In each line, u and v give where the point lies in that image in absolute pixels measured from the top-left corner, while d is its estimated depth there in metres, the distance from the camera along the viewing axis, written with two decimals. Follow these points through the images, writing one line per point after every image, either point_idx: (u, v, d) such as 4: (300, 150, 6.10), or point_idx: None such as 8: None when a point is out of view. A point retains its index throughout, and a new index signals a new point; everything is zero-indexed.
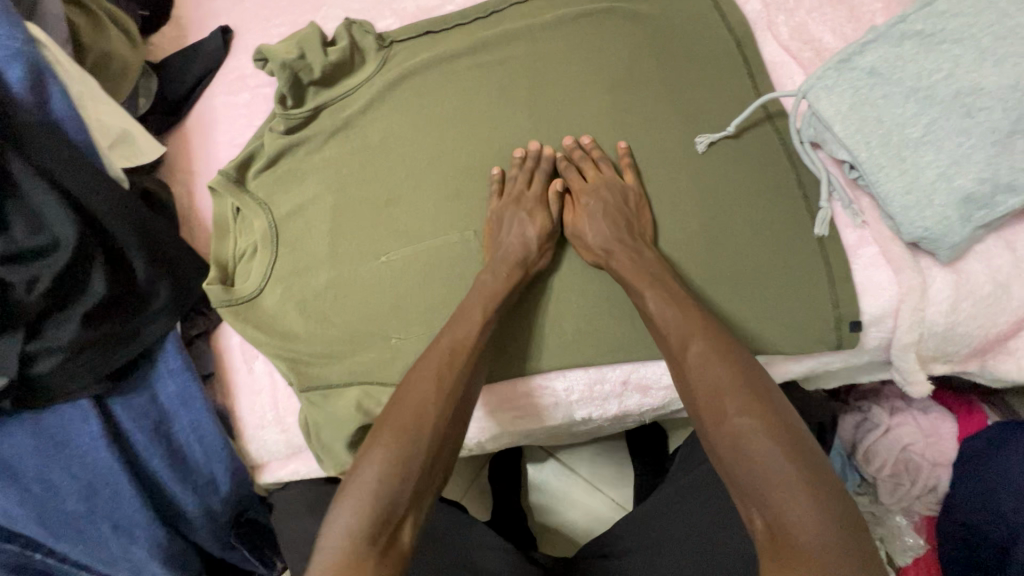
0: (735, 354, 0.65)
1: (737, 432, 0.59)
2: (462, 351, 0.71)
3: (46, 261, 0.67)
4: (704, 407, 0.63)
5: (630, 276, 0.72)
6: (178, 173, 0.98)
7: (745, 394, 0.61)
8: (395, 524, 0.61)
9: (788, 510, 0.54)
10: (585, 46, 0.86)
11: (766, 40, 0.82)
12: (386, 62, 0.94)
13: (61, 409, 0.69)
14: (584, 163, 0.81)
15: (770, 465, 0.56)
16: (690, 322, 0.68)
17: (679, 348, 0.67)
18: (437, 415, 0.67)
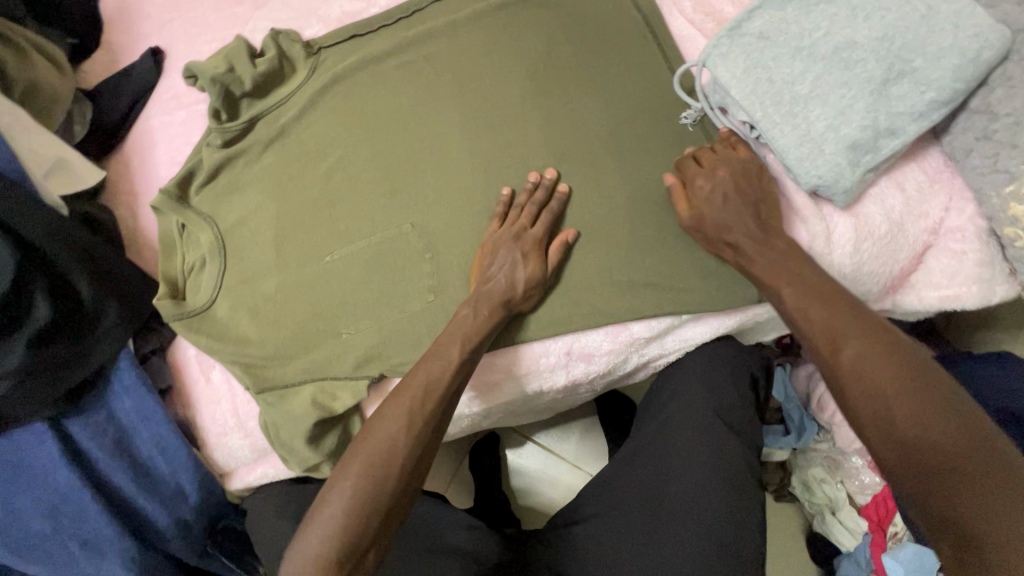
0: (889, 344, 0.59)
1: (913, 431, 0.54)
2: (432, 395, 0.71)
3: None
4: (868, 414, 0.57)
5: (765, 275, 0.68)
6: (120, 196, 0.99)
7: (909, 388, 0.56)
8: (358, 554, 0.65)
9: (980, 514, 0.48)
10: (505, 37, 0.90)
11: (672, 16, 0.86)
12: (316, 68, 0.96)
13: (18, 432, 0.72)
14: (520, 207, 0.80)
15: (971, 465, 0.51)
16: (844, 323, 0.62)
17: (830, 354, 0.61)
18: (405, 455, 0.68)
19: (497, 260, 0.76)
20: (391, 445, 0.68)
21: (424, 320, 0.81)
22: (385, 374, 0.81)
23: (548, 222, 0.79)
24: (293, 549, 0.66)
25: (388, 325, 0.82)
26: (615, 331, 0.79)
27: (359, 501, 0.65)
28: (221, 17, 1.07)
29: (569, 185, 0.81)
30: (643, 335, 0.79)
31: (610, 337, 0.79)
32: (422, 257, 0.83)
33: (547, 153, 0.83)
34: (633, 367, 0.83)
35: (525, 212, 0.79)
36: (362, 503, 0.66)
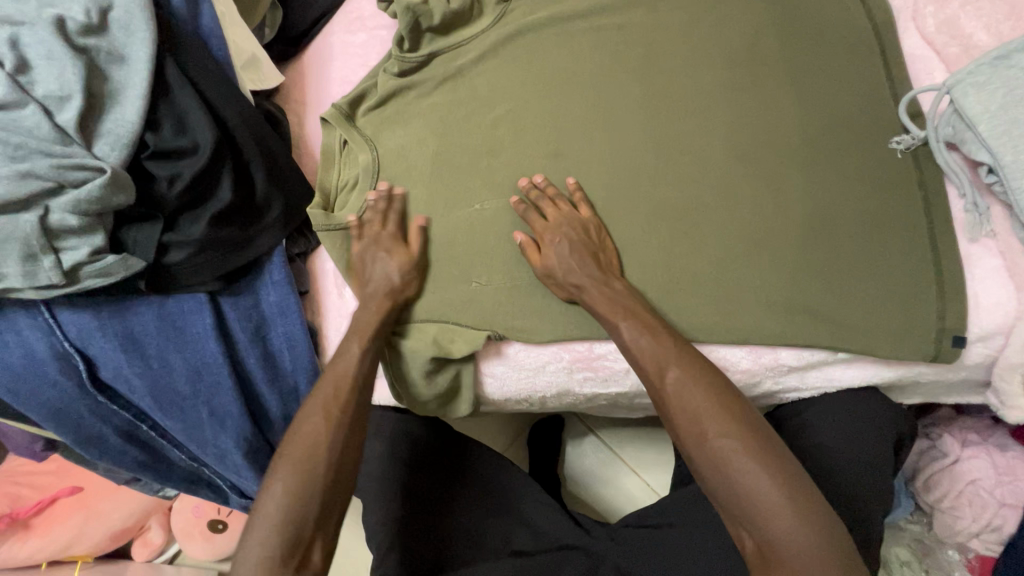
0: (711, 380, 0.69)
1: (721, 454, 0.64)
2: (343, 383, 0.76)
3: (186, 160, 0.72)
4: (686, 430, 0.67)
5: (604, 311, 0.73)
6: (291, 103, 1.03)
7: (726, 425, 0.66)
8: (304, 550, 0.68)
9: (790, 540, 0.59)
10: (709, 21, 0.85)
11: (909, 32, 0.77)
12: (503, 16, 0.95)
13: (181, 297, 0.75)
14: (543, 202, 0.82)
15: (749, 487, 0.62)
16: (664, 349, 0.70)
17: (656, 375, 0.70)
18: (327, 453, 0.72)
19: (554, 243, 0.78)
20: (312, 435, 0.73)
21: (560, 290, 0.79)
22: (507, 334, 0.80)
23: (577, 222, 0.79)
24: (241, 552, 0.68)
25: (524, 286, 0.81)
26: (757, 352, 0.74)
27: (284, 502, 0.69)
28: None
29: (746, 189, 0.76)
30: (789, 363, 0.73)
31: (751, 356, 0.74)
32: None
33: (727, 151, 0.78)
34: (760, 393, 0.79)
35: (377, 219, 0.86)
36: (301, 506, 0.69)
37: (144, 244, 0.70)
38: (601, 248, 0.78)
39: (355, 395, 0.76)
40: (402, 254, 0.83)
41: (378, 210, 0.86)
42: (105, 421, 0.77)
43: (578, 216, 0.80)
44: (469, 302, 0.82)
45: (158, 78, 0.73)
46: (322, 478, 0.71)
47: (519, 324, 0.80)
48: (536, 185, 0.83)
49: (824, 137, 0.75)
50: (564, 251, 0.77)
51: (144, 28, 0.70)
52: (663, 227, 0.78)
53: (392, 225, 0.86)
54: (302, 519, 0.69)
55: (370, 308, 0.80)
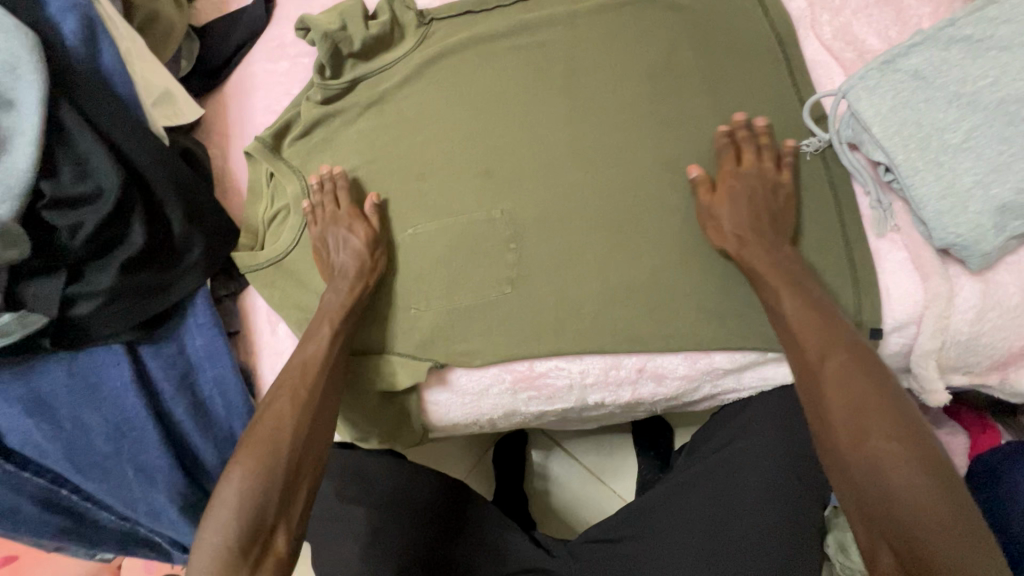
0: (875, 371, 0.62)
1: (873, 456, 0.56)
2: (311, 365, 0.75)
3: (89, 207, 0.68)
4: (841, 424, 0.59)
5: (764, 271, 0.69)
6: (214, 136, 1.00)
7: (898, 422, 0.58)
8: (266, 534, 0.67)
9: (950, 557, 0.51)
10: (624, 36, 0.87)
11: (808, 39, 0.80)
12: (425, 39, 0.95)
13: (95, 351, 0.71)
14: (744, 146, 0.75)
15: (901, 493, 0.54)
16: (833, 336, 0.64)
17: (817, 361, 0.63)
18: (292, 438, 0.70)
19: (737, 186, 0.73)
20: (290, 415, 0.72)
21: (496, 311, 0.79)
22: (449, 361, 0.79)
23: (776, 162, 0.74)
24: (196, 552, 0.66)
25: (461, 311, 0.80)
26: (693, 357, 0.75)
27: (251, 491, 0.66)
28: None
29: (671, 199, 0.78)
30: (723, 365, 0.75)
31: (687, 362, 0.76)
32: (507, 245, 0.80)
33: (651, 162, 0.80)
34: (701, 396, 0.80)
35: (330, 203, 0.86)
36: (257, 489, 0.67)
37: (45, 298, 0.65)
38: (784, 207, 0.72)
39: (323, 375, 0.75)
40: (359, 228, 0.82)
41: (325, 194, 0.86)
42: (19, 489, 0.72)
43: (765, 168, 0.73)
44: (407, 330, 0.81)
45: (53, 122, 0.69)
46: (289, 462, 0.69)
47: (459, 349, 0.79)
48: (372, 205, 0.85)
49: None
50: (741, 201, 0.72)
51: (33, 70, 0.66)
52: (594, 240, 0.78)
53: (345, 201, 0.85)
54: (268, 505, 0.67)
55: (342, 290, 0.78)
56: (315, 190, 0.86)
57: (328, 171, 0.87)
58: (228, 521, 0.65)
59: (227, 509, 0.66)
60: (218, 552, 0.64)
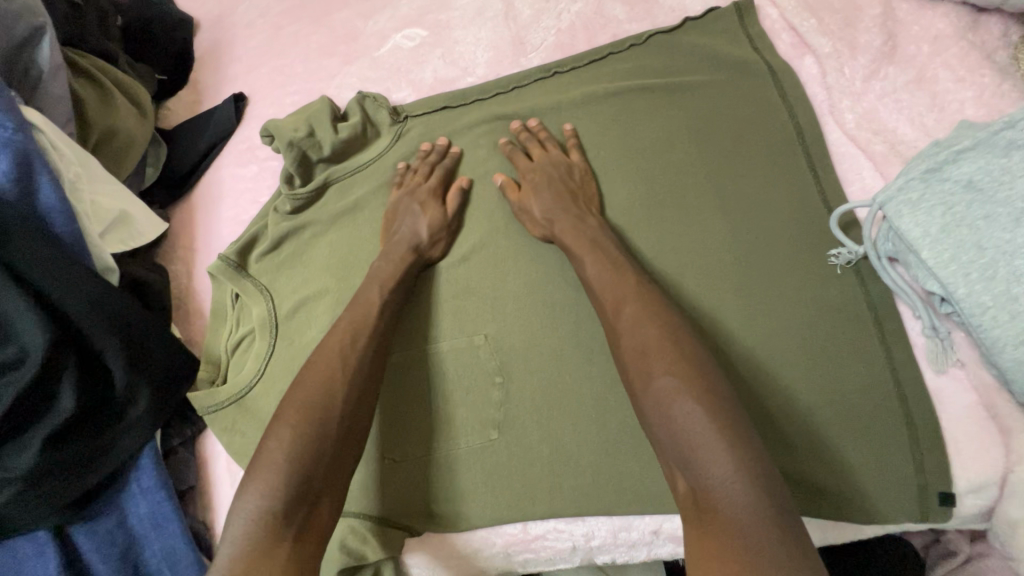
0: (666, 317, 0.57)
1: (659, 395, 0.51)
2: (361, 332, 0.67)
3: (8, 377, 0.60)
4: (634, 367, 0.55)
5: (571, 242, 0.68)
6: (178, 251, 0.93)
7: (671, 356, 0.53)
8: (309, 504, 0.56)
9: (711, 476, 0.46)
10: (616, 129, 0.78)
11: (829, 127, 0.70)
12: (399, 137, 0.87)
13: (17, 541, 0.62)
14: (530, 144, 0.78)
15: (680, 420, 0.49)
16: (627, 283, 0.61)
17: (611, 314, 0.60)
18: (345, 391, 0.62)
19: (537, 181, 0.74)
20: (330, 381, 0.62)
21: (482, 462, 0.67)
22: (426, 527, 0.67)
23: (442, 176, 0.80)
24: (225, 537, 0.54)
25: (443, 462, 0.68)
26: None
27: (300, 459, 0.56)
28: (310, 70, 1.01)
29: None
30: None
31: None
32: (492, 379, 0.70)
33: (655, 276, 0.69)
34: None
35: (419, 172, 0.81)
36: (309, 452, 0.57)
37: None
38: (584, 188, 0.74)
39: (375, 331, 0.67)
40: (434, 208, 0.76)
41: (423, 164, 0.81)
42: None
43: (555, 157, 0.76)
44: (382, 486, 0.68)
45: None
46: (339, 422, 0.60)
47: (440, 509, 0.67)
48: (438, 147, 0.82)
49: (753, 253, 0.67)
50: (541, 186, 0.73)
51: None
52: (592, 371, 0.67)
53: (437, 176, 0.79)
54: (317, 470, 0.57)
55: (391, 259, 0.73)
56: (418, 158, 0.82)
57: (438, 146, 0.82)
58: (275, 487, 0.55)
59: (269, 478, 0.56)
60: (245, 534, 0.53)
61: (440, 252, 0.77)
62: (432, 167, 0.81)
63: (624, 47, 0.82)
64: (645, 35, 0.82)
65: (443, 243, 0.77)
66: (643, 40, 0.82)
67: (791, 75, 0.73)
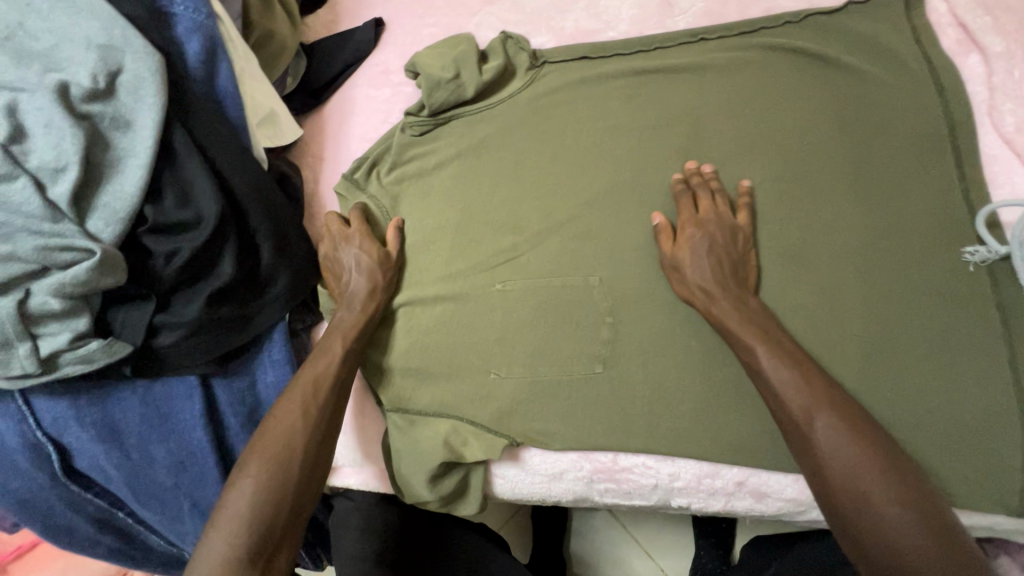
0: (865, 426, 0.59)
1: (874, 519, 0.54)
2: (320, 380, 0.71)
3: (185, 234, 0.67)
4: (839, 489, 0.56)
5: (735, 329, 0.65)
6: (307, 157, 0.99)
7: (884, 474, 0.56)
8: (270, 550, 0.63)
9: None
10: (759, 104, 0.79)
11: (984, 128, 0.70)
12: (534, 82, 0.89)
13: (170, 381, 0.69)
14: (701, 193, 0.73)
15: (895, 533, 0.53)
16: (813, 389, 0.60)
17: (804, 422, 0.59)
18: (302, 449, 0.67)
19: (689, 240, 0.70)
20: (304, 425, 0.68)
21: (582, 394, 0.71)
22: (523, 439, 0.72)
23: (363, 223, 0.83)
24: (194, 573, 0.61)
25: (545, 386, 0.73)
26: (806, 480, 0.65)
27: (260, 505, 0.63)
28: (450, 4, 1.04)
29: (796, 295, 0.68)
30: None
31: (798, 485, 0.66)
32: (603, 319, 0.73)
33: (780, 250, 0.71)
34: (804, 520, 0.69)
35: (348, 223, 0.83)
36: (265, 501, 0.64)
37: (133, 326, 0.64)
38: (744, 258, 0.70)
39: (333, 394, 0.71)
40: (370, 253, 0.79)
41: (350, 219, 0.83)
42: (79, 509, 0.70)
43: (725, 218, 0.71)
44: (481, 398, 0.75)
45: (164, 145, 0.67)
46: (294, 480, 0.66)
47: (538, 427, 0.72)
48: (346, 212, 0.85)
49: (884, 240, 0.68)
50: (701, 248, 0.69)
51: (151, 93, 0.65)
52: (703, 327, 0.70)
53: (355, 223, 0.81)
54: (277, 515, 0.64)
55: (353, 310, 0.77)
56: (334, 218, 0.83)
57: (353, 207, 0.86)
58: (239, 532, 0.62)
59: (233, 528, 0.62)
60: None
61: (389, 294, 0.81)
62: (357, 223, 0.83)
63: (779, 23, 0.82)
64: (803, 14, 0.81)
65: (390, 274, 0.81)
66: (799, 18, 0.81)
67: (953, 71, 0.72)
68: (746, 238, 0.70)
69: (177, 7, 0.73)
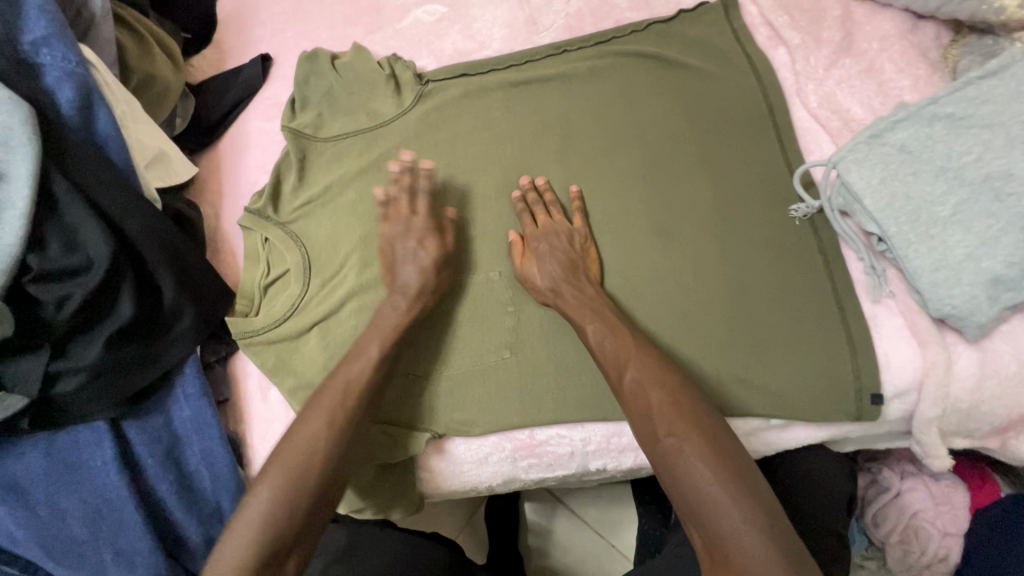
0: (671, 377, 0.68)
1: (668, 455, 0.63)
2: (348, 391, 0.72)
3: (77, 280, 0.66)
4: (641, 433, 0.66)
5: (574, 314, 0.73)
6: (206, 194, 0.99)
7: (680, 418, 0.64)
8: (285, 553, 0.65)
9: (720, 524, 0.57)
10: (619, 103, 0.89)
11: (795, 106, 0.83)
12: (421, 97, 0.96)
13: (76, 430, 0.68)
14: (536, 208, 0.82)
15: (691, 475, 0.60)
16: (625, 350, 0.70)
17: (616, 377, 0.69)
18: (322, 468, 0.68)
19: (538, 246, 0.79)
20: (328, 433, 0.69)
21: (494, 378, 0.77)
22: (445, 431, 0.77)
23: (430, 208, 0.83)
24: (215, 559, 0.65)
25: (460, 379, 0.78)
26: None
27: (274, 511, 0.65)
28: (334, 36, 1.08)
29: (665, 264, 0.78)
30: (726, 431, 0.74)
31: None
32: (505, 309, 0.80)
33: (649, 228, 0.80)
34: None
35: (409, 202, 0.83)
36: (279, 507, 0.66)
37: (26, 377, 0.62)
38: (583, 256, 0.78)
39: (361, 399, 0.72)
40: (431, 245, 0.79)
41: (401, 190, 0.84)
42: None
43: (556, 224, 0.80)
44: (403, 398, 0.79)
45: (43, 194, 0.67)
46: (314, 483, 0.68)
47: (457, 417, 0.77)
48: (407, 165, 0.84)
49: (732, 208, 0.79)
50: (543, 257, 0.78)
51: (25, 144, 0.65)
52: None
53: (423, 209, 0.82)
54: (291, 521, 0.66)
55: (400, 307, 0.77)
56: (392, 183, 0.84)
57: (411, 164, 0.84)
58: (255, 536, 0.64)
59: (255, 527, 0.64)
60: (232, 569, 0.63)
61: (444, 288, 0.80)
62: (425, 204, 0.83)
63: (627, 32, 0.93)
64: (646, 23, 0.93)
65: (446, 275, 0.80)
66: (643, 28, 0.93)
67: (767, 63, 0.86)
68: (584, 239, 0.80)
69: (44, 57, 0.72)
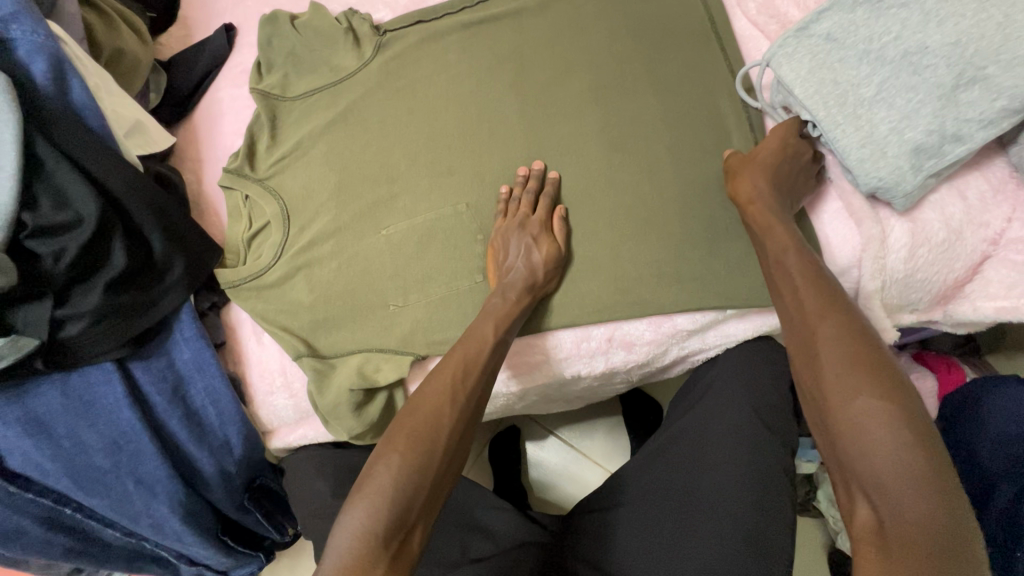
0: (870, 337, 0.59)
1: (855, 412, 0.54)
2: (470, 367, 0.74)
3: (70, 234, 0.72)
4: (833, 379, 0.57)
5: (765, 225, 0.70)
6: (187, 161, 1.04)
7: (878, 376, 0.55)
8: (405, 531, 0.65)
9: (904, 505, 0.49)
10: (571, 31, 0.91)
11: (735, 17, 0.88)
12: (379, 46, 0.99)
13: (86, 370, 0.75)
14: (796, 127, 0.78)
15: (880, 446, 0.52)
16: (827, 298, 0.62)
17: (812, 320, 0.61)
18: (450, 424, 0.71)
19: (510, 253, 0.80)
20: (454, 400, 0.72)
21: (472, 299, 0.84)
22: (428, 352, 0.83)
23: (547, 206, 0.81)
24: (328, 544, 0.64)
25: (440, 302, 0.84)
26: (658, 321, 0.80)
27: (405, 484, 0.66)
28: None
29: (620, 177, 0.82)
30: (685, 327, 0.81)
31: (652, 327, 0.80)
32: (475, 237, 0.85)
33: (604, 146, 0.84)
34: (670, 358, 0.85)
35: (524, 201, 0.82)
36: (411, 471, 0.67)
37: (35, 322, 0.69)
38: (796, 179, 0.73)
39: (482, 372, 0.74)
40: (546, 245, 0.79)
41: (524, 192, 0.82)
42: (22, 512, 0.76)
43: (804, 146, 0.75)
44: (389, 325, 0.85)
45: (30, 157, 0.72)
46: (438, 451, 0.69)
47: (439, 338, 0.83)
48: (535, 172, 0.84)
49: (679, 119, 0.83)
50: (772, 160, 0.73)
51: (7, 111, 0.69)
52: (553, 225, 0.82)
53: (543, 206, 0.81)
54: (417, 499, 0.66)
55: (508, 297, 0.77)
56: (518, 185, 0.83)
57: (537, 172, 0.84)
58: (382, 506, 0.64)
59: (363, 506, 0.65)
60: (345, 547, 0.63)
61: (552, 287, 0.81)
62: (534, 198, 0.82)
63: None
64: None
65: (555, 274, 0.80)
66: None
67: None
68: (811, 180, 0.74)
69: (13, 32, 0.77)
